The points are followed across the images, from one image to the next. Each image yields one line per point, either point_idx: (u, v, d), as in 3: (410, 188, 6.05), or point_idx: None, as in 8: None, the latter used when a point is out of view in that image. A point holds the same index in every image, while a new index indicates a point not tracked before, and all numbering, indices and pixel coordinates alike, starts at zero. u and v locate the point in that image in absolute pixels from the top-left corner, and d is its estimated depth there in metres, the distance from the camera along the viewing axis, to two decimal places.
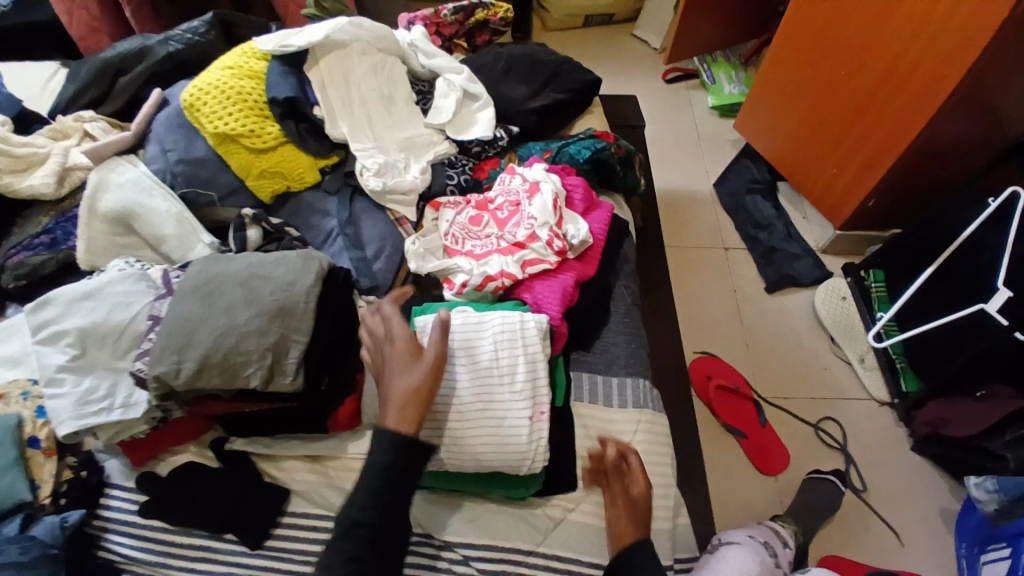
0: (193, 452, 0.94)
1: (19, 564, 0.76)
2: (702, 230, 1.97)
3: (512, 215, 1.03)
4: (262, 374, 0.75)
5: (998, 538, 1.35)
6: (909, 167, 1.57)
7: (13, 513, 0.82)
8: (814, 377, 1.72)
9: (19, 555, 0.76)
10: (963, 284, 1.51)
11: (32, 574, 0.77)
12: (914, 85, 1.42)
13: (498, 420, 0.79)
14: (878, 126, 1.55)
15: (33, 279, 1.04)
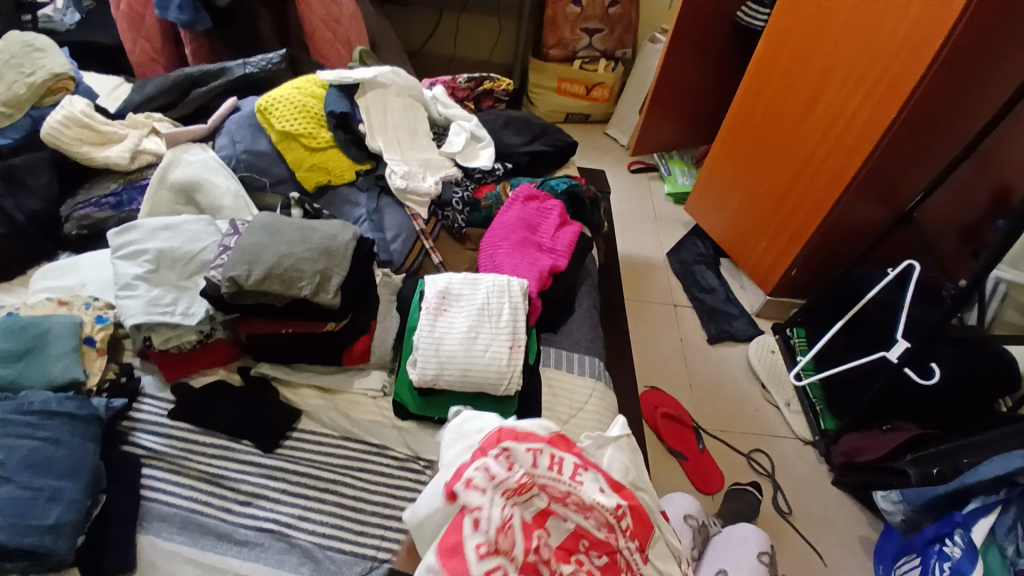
0: (221, 374, 1.11)
1: (73, 415, 0.89)
2: (655, 286, 2.26)
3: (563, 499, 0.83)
4: (311, 286, 0.99)
5: (909, 551, 1.49)
6: (829, 241, 1.92)
7: (65, 388, 0.99)
8: (747, 416, 1.91)
9: (76, 408, 0.90)
10: (873, 334, 1.79)
11: (81, 427, 0.89)
12: (824, 174, 1.80)
13: (486, 347, 1.02)
14: (798, 206, 1.92)
15: (93, 230, 1.28)
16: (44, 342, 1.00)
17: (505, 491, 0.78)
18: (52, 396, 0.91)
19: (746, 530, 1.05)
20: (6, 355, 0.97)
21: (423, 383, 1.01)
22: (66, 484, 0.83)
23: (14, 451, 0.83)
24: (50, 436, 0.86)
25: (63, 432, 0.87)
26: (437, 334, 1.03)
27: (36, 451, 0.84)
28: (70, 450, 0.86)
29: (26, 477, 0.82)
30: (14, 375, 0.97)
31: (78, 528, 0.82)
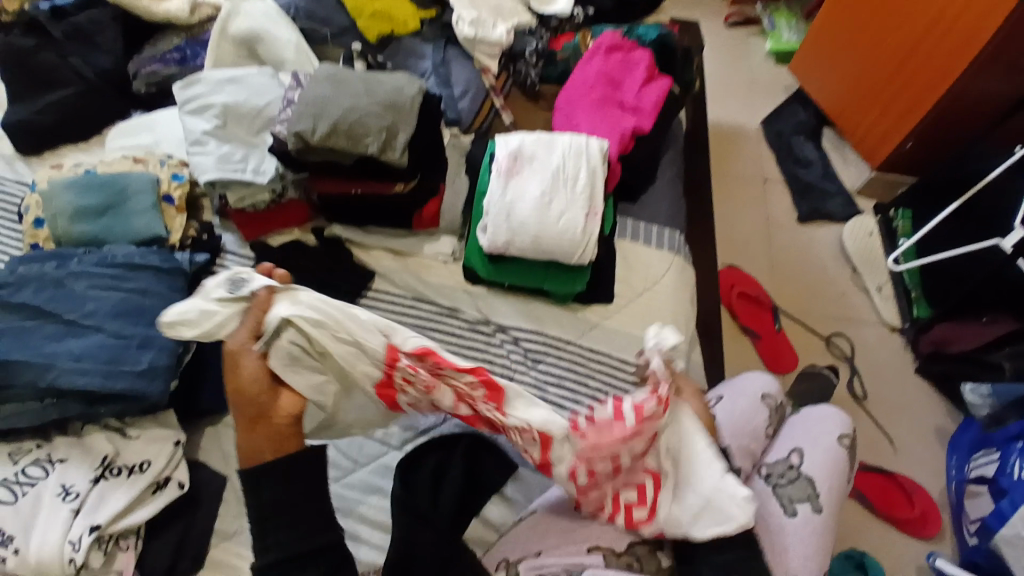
0: (297, 235, 1.12)
1: (159, 269, 0.94)
2: (743, 158, 1.94)
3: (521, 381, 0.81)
4: (377, 144, 0.94)
5: (988, 445, 1.34)
6: (945, 123, 1.60)
7: (149, 244, 1.04)
8: (828, 298, 1.71)
9: (160, 262, 0.94)
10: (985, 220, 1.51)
11: (168, 279, 0.94)
12: (965, 21, 1.42)
13: (559, 215, 0.96)
14: (922, 65, 1.55)
15: (161, 89, 1.26)
16: (125, 198, 1.04)
17: (431, 383, 0.80)
18: (133, 250, 0.95)
19: (829, 411, 1.03)
20: (87, 213, 1.03)
21: (493, 250, 0.99)
22: (155, 331, 0.88)
23: (102, 302, 0.88)
24: (136, 287, 0.91)
25: (150, 283, 0.92)
26: (508, 198, 0.98)
27: (125, 301, 0.89)
28: (158, 299, 0.92)
29: (115, 325, 0.87)
30: (98, 231, 1.02)
31: (172, 371, 0.87)
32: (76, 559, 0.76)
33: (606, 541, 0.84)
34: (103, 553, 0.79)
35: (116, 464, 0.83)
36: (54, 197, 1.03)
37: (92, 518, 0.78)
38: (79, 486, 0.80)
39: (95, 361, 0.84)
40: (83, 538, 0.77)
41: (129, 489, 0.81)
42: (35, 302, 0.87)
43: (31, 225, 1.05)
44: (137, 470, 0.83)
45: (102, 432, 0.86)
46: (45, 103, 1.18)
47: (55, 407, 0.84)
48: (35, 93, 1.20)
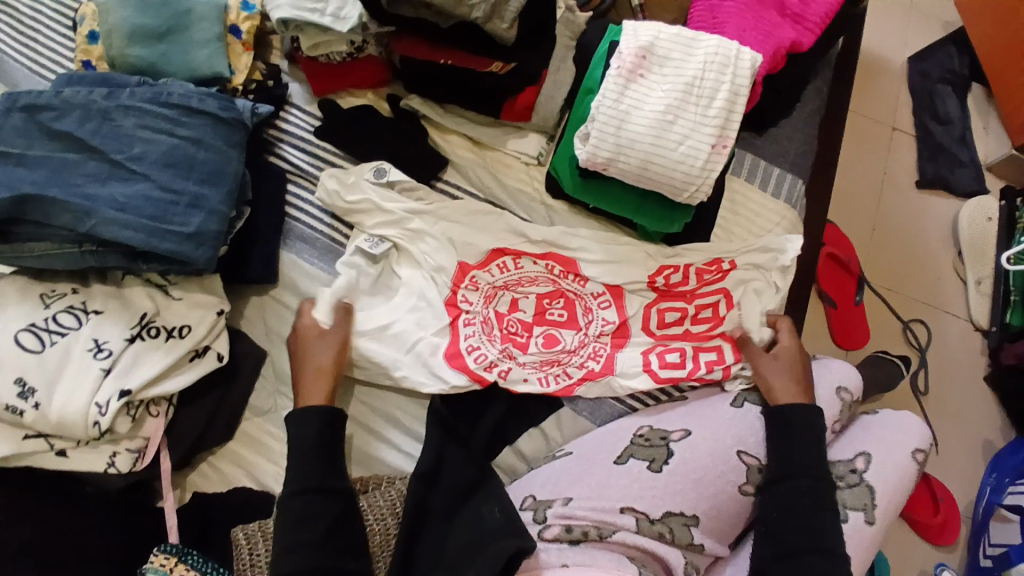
0: (370, 100, 0.98)
1: (216, 117, 0.82)
2: (876, 96, 1.62)
3: (574, 312, 0.91)
4: (485, 9, 0.77)
5: None
6: None
7: (210, 84, 0.93)
8: (924, 281, 1.51)
9: (218, 111, 0.82)
10: None
11: (224, 130, 0.83)
12: None
13: (680, 138, 0.80)
14: None
15: None
16: (186, 24, 0.90)
17: (484, 303, 0.90)
18: (191, 90, 0.83)
19: (908, 420, 0.95)
20: (144, 35, 0.89)
21: (590, 165, 0.84)
22: (208, 190, 0.80)
23: (152, 146, 0.79)
24: (189, 135, 0.80)
25: (204, 133, 0.81)
26: (624, 106, 0.81)
27: (175, 149, 0.79)
28: (212, 153, 0.81)
29: (164, 177, 0.78)
30: (154, 58, 0.90)
31: (220, 238, 0.80)
32: (101, 423, 0.74)
33: (641, 505, 0.81)
34: (130, 419, 0.77)
35: (156, 323, 0.80)
36: (110, 10, 0.89)
37: (124, 380, 0.75)
38: (113, 344, 0.77)
39: (138, 214, 0.75)
40: (112, 403, 0.74)
41: (167, 353, 0.78)
42: (79, 134, 0.77)
43: (84, 40, 0.93)
44: (177, 334, 0.80)
45: (143, 287, 0.82)
46: None
47: (92, 256, 0.78)
48: None
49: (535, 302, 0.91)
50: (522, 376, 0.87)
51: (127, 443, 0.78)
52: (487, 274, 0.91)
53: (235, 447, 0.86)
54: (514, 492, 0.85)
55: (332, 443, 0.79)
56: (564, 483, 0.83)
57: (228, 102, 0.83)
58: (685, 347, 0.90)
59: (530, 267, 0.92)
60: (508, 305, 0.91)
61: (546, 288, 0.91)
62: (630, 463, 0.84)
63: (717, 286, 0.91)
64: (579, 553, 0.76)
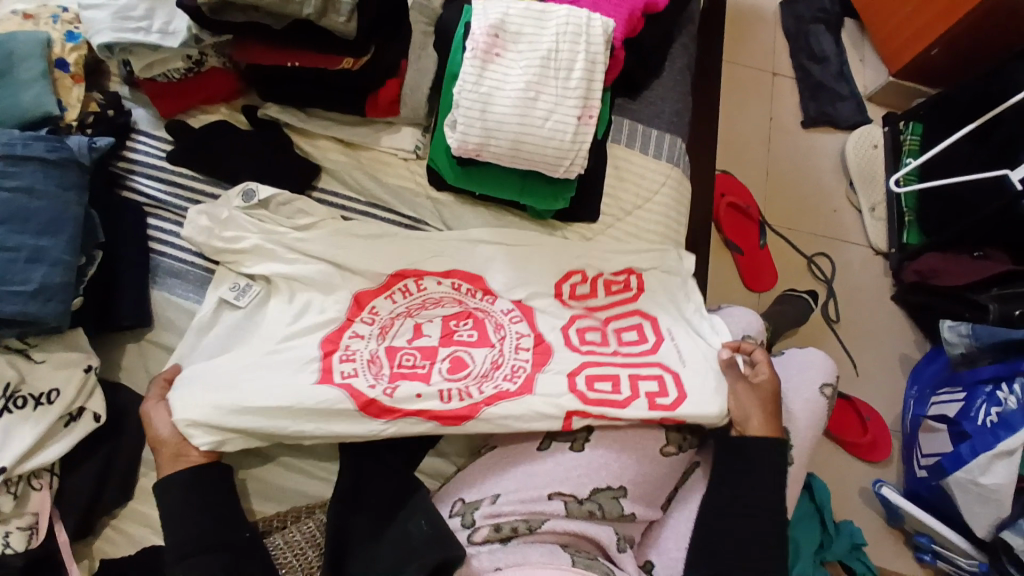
0: (224, 114, 0.92)
1: (45, 161, 0.75)
2: (754, 43, 1.66)
3: (484, 329, 0.85)
4: (316, 4, 0.73)
5: (953, 382, 1.31)
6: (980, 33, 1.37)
7: (41, 126, 0.84)
8: (821, 216, 1.57)
9: (46, 153, 0.75)
10: (1002, 147, 1.31)
11: (57, 173, 0.75)
12: None
13: (545, 113, 0.78)
14: None
15: None
16: (7, 66, 0.82)
17: (382, 331, 0.84)
18: (15, 133, 0.76)
19: (813, 356, 0.97)
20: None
21: (463, 153, 0.81)
22: (47, 241, 0.72)
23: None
24: (19, 185, 0.73)
25: (32, 180, 0.74)
26: (484, 89, 0.79)
27: (5, 203, 0.72)
28: (48, 201, 0.74)
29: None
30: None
31: (70, 289, 0.73)
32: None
33: (568, 487, 0.80)
34: (12, 496, 0.71)
35: (21, 394, 0.73)
36: None
37: None
38: None
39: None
40: None
41: (35, 426, 0.72)
42: None
43: None
44: (46, 400, 0.74)
45: (0, 356, 0.74)
46: None
47: None
48: None
49: (440, 330, 0.85)
50: (417, 390, 0.79)
51: (17, 520, 0.72)
52: (385, 304, 0.86)
53: (137, 505, 0.81)
54: (441, 501, 0.83)
55: (214, 497, 0.75)
56: (489, 482, 0.82)
57: (57, 142, 0.76)
58: (619, 374, 0.83)
59: (432, 286, 0.87)
60: (408, 332, 0.85)
61: (448, 309, 0.86)
62: (551, 446, 0.82)
63: (632, 306, 0.88)
64: (511, 553, 0.75)
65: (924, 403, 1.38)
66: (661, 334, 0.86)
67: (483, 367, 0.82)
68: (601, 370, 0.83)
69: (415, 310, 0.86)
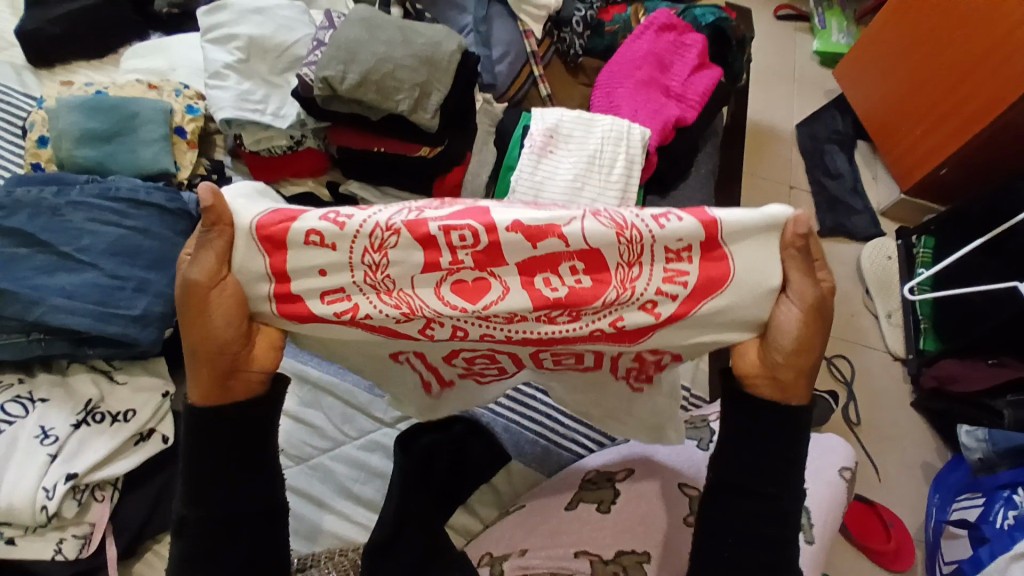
0: (310, 187, 1.06)
1: (162, 209, 0.88)
2: (773, 158, 1.83)
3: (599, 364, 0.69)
4: (408, 102, 0.89)
5: (975, 488, 1.32)
6: (983, 159, 1.50)
7: (155, 178, 0.99)
8: (837, 319, 1.65)
9: (165, 202, 0.89)
10: (1010, 261, 1.40)
11: (171, 220, 0.89)
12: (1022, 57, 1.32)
13: (590, 201, 0.90)
14: (977, 94, 1.43)
15: (183, 11, 1.23)
16: (133, 127, 0.98)
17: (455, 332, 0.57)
18: (139, 184, 0.89)
19: (833, 443, 1.02)
20: (91, 135, 0.96)
21: None
22: (153, 276, 0.84)
23: (99, 237, 0.83)
24: (136, 226, 0.85)
25: (150, 223, 0.87)
26: (538, 177, 0.92)
27: (122, 239, 0.84)
28: (157, 241, 0.86)
29: (111, 265, 0.82)
30: (102, 158, 0.97)
31: (165, 319, 0.83)
32: (49, 507, 0.72)
33: (594, 546, 0.83)
34: (76, 503, 0.75)
35: (100, 409, 0.80)
36: (59, 116, 0.96)
37: (69, 465, 0.75)
38: (59, 430, 0.77)
39: (85, 301, 0.79)
40: (59, 486, 0.73)
41: (111, 438, 0.78)
42: (29, 229, 0.81)
43: (33, 144, 0.98)
44: (122, 418, 0.81)
45: (87, 373, 0.83)
46: (62, 14, 1.13)
47: (41, 344, 0.79)
48: (56, 5, 1.15)
49: (520, 274, 0.54)
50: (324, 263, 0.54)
51: (74, 528, 0.76)
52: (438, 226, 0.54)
53: None
54: (472, 552, 0.86)
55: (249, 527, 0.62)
56: (518, 537, 0.85)
57: (174, 194, 0.90)
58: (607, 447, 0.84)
59: (672, 226, 0.52)
60: (464, 235, 0.52)
61: (592, 265, 0.53)
62: (579, 507, 0.88)
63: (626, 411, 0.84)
64: None
65: (947, 510, 1.37)
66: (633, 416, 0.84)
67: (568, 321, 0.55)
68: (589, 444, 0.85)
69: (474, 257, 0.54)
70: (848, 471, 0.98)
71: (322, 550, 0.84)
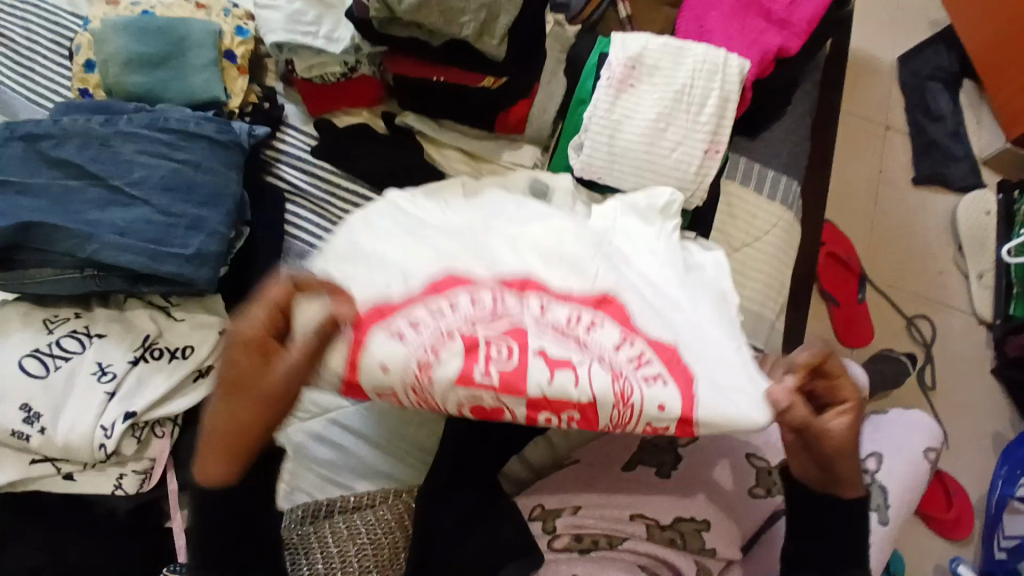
0: (366, 118, 0.99)
1: (214, 141, 0.83)
2: (867, 94, 1.63)
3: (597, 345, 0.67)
4: (474, 27, 0.81)
5: None
6: None
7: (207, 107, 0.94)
8: (923, 276, 1.50)
9: (216, 134, 0.84)
10: None
11: (225, 154, 0.84)
12: None
13: (673, 145, 0.80)
14: None
15: None
16: (184, 50, 0.92)
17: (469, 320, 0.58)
18: (189, 115, 0.85)
19: (917, 421, 0.94)
20: (139, 59, 0.91)
21: (585, 176, 0.84)
22: (208, 212, 0.81)
23: (152, 171, 0.80)
24: (188, 159, 0.82)
25: (208, 155, 0.83)
26: (616, 115, 0.82)
27: (175, 173, 0.81)
28: (211, 176, 0.82)
29: (164, 200, 0.79)
30: (153, 85, 0.92)
31: (222, 258, 0.81)
32: (106, 445, 0.74)
33: (652, 511, 0.81)
34: (136, 440, 0.78)
35: (158, 345, 0.81)
36: (107, 39, 0.91)
37: (127, 404, 0.76)
38: (116, 367, 0.78)
39: (140, 238, 0.77)
40: (117, 425, 0.75)
41: (169, 376, 0.79)
42: (78, 161, 0.79)
43: (81, 69, 0.95)
44: (180, 355, 0.81)
45: (146, 309, 0.83)
46: None
47: (95, 281, 0.79)
48: None
49: (528, 407, 0.57)
50: (384, 360, 0.56)
51: (134, 464, 0.79)
52: (475, 295, 0.60)
53: None
54: (522, 501, 0.84)
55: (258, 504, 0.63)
56: (571, 493, 0.83)
57: (226, 127, 0.85)
58: None
59: (655, 410, 0.57)
60: (504, 349, 0.57)
61: (585, 419, 0.58)
62: (636, 469, 0.85)
63: None
64: (588, 563, 0.77)
65: (1015, 485, 1.27)
66: None
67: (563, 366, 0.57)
68: None
69: (518, 284, 0.63)
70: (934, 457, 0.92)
71: (377, 491, 0.85)
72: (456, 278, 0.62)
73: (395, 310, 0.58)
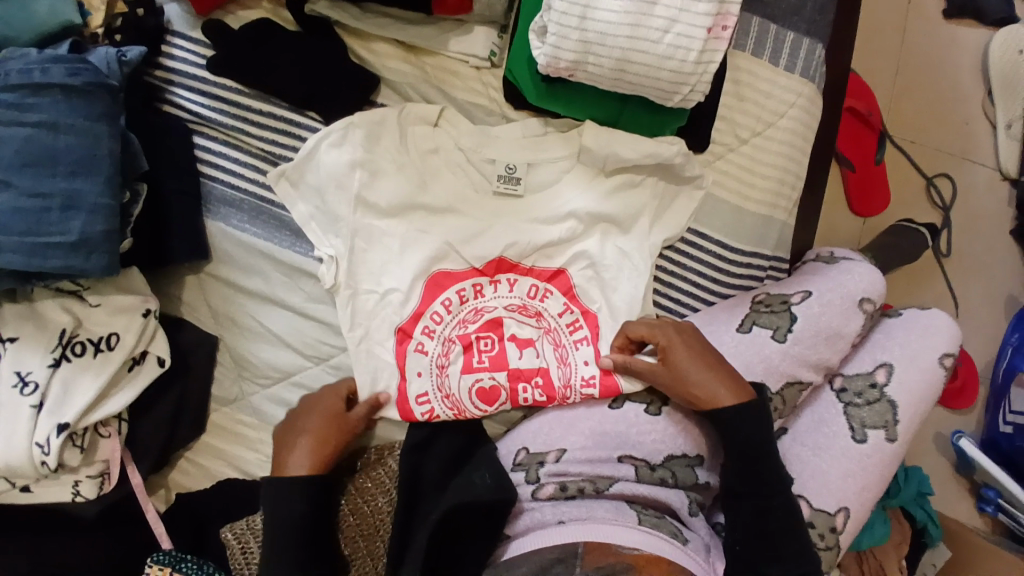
0: (266, 10, 0.78)
1: (67, 88, 0.61)
2: None
3: (548, 353, 0.77)
4: None
5: None
6: None
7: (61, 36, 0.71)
8: (948, 127, 1.32)
9: (68, 79, 0.61)
10: None
11: (83, 104, 0.62)
12: None
13: (665, 26, 0.61)
14: None
15: None
16: None
17: (439, 366, 0.76)
18: (32, 55, 0.62)
19: (939, 322, 0.87)
20: None
21: (553, 72, 0.66)
22: (83, 185, 0.62)
23: (2, 145, 0.60)
24: (43, 120, 0.61)
25: (59, 113, 0.61)
26: None
27: (29, 142, 0.60)
28: (77, 137, 0.62)
29: (28, 181, 0.60)
30: None
31: (115, 239, 0.64)
32: (50, 462, 0.66)
33: (641, 452, 0.78)
34: (79, 450, 0.69)
35: (78, 339, 0.68)
36: None
37: (58, 415, 0.66)
38: (38, 374, 0.66)
39: (9, 232, 0.59)
40: (53, 440, 0.65)
41: (98, 375, 0.68)
42: None
43: None
44: (105, 347, 0.69)
45: (54, 300, 0.69)
46: None
47: None
48: None
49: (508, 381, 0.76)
50: (419, 368, 0.76)
51: (87, 469, 0.71)
52: (463, 287, 0.77)
53: (211, 439, 0.81)
54: (505, 449, 0.81)
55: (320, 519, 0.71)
56: (556, 435, 0.79)
57: (79, 64, 0.62)
58: (540, 358, 0.77)
59: (589, 358, 0.76)
60: (489, 341, 0.77)
61: (546, 386, 0.76)
62: (625, 406, 0.79)
63: (589, 326, 0.77)
64: (575, 508, 0.74)
65: None
66: (585, 312, 0.78)
67: (538, 324, 0.78)
68: (521, 348, 0.77)
69: (494, 267, 0.77)
70: (948, 358, 0.86)
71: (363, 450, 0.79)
72: (440, 274, 0.76)
73: (414, 325, 0.76)
